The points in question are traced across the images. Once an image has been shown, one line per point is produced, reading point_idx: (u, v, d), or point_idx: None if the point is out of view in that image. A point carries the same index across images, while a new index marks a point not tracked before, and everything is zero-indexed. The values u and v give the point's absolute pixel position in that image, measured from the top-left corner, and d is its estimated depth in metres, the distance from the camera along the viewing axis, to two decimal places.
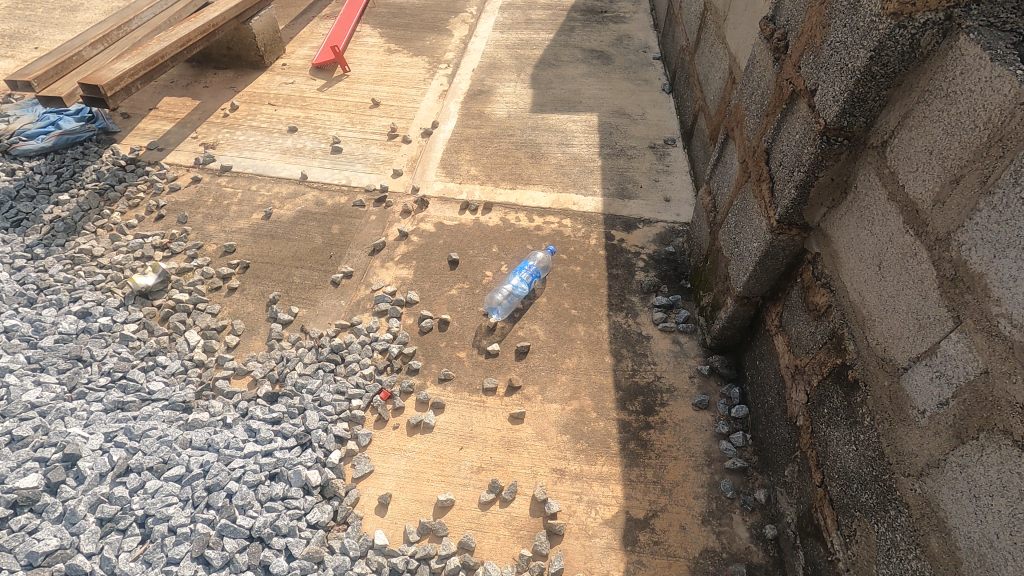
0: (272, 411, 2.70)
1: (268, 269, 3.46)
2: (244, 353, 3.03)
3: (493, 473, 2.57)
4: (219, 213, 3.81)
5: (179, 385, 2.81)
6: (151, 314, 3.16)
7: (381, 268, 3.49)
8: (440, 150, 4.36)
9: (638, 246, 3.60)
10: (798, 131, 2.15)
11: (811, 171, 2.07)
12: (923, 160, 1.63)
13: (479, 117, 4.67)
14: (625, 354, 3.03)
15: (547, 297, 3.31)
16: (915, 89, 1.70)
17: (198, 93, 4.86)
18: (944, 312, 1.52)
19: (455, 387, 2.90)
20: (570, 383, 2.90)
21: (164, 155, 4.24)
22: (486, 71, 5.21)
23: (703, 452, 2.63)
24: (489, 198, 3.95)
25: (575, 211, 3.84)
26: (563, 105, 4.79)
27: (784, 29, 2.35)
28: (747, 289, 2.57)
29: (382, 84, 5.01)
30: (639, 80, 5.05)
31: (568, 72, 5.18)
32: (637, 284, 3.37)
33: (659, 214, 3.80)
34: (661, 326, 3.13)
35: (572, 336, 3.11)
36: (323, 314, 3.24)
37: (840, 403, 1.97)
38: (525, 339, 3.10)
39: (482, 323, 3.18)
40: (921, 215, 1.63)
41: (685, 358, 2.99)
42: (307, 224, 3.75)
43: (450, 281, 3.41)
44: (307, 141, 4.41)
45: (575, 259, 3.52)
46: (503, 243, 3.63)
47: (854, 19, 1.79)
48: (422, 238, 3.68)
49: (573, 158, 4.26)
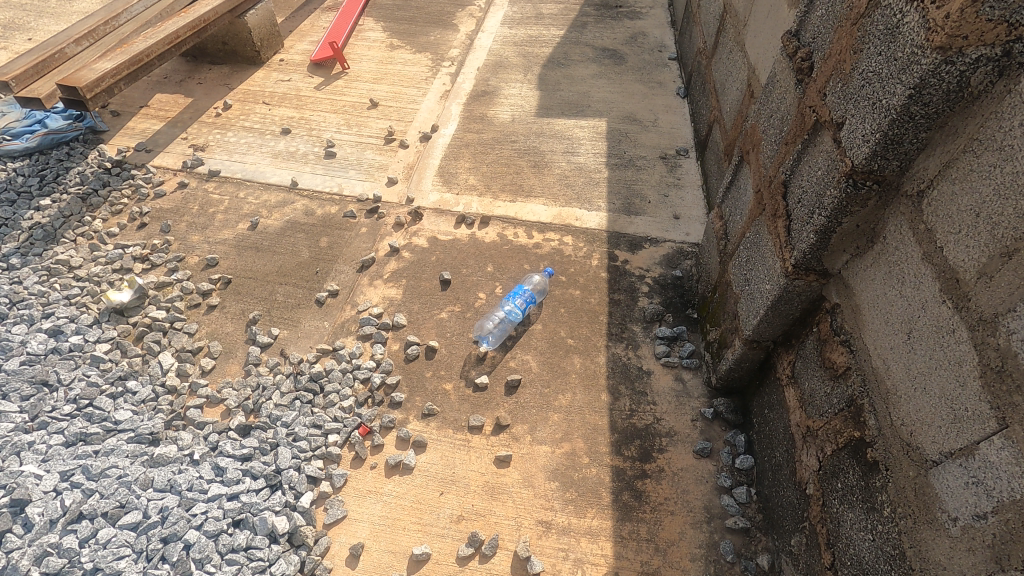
0: (243, 447, 2.54)
1: (251, 285, 3.29)
2: (219, 378, 2.88)
3: (474, 523, 2.39)
4: (204, 221, 3.64)
5: (148, 415, 2.66)
6: (125, 332, 3.01)
7: (369, 286, 3.30)
8: (438, 156, 4.14)
9: (643, 268, 3.36)
10: (821, 168, 1.90)
11: (834, 216, 1.82)
12: (968, 222, 1.39)
13: (481, 121, 4.43)
14: (623, 392, 2.81)
15: (542, 323, 3.10)
16: (963, 134, 1.44)
17: (191, 90, 4.68)
18: (986, 408, 1.29)
19: (439, 423, 2.72)
20: (562, 423, 2.70)
21: (152, 157, 4.08)
22: (492, 70, 4.95)
23: (702, 507, 2.42)
24: (487, 210, 3.73)
25: (578, 227, 3.61)
26: (571, 109, 4.53)
27: (809, 48, 2.08)
28: (757, 333, 2.34)
29: (382, 83, 4.79)
30: (652, 82, 4.76)
31: (578, 72, 4.91)
32: (640, 312, 3.14)
33: (667, 233, 3.55)
34: (664, 360, 2.91)
35: (567, 369, 2.90)
36: (305, 336, 3.06)
37: (856, 481, 1.74)
38: (517, 371, 2.90)
39: (472, 352, 2.98)
40: (962, 287, 1.39)
41: (687, 398, 2.77)
42: (295, 235, 3.57)
43: (441, 303, 3.21)
44: (300, 144, 4.21)
45: (575, 282, 3.30)
46: (499, 262, 3.42)
47: (891, 48, 1.54)
48: (413, 254, 3.48)
49: (578, 168, 4.02)
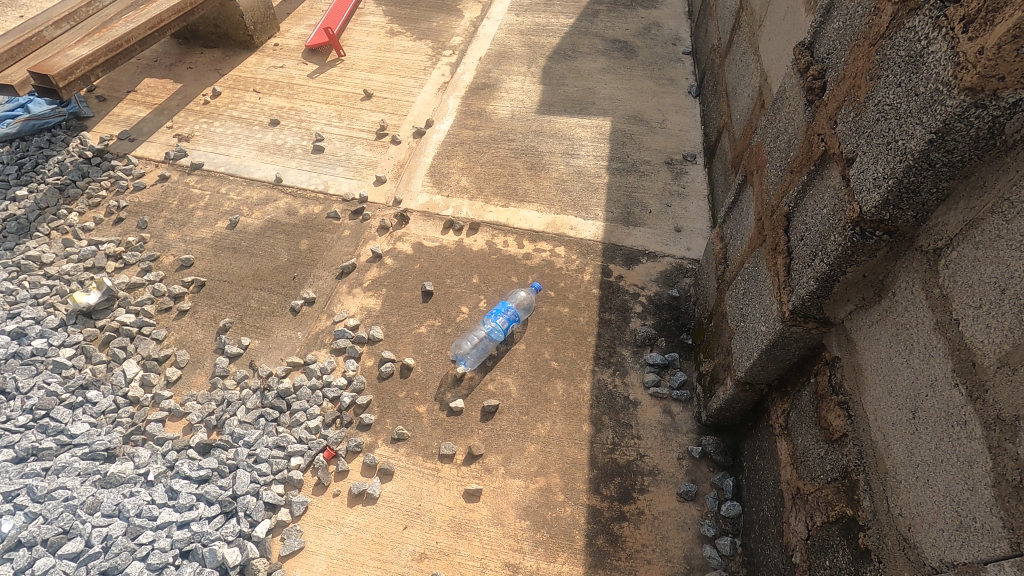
0: (200, 468, 2.42)
1: (224, 289, 3.15)
2: (184, 390, 2.76)
3: (437, 563, 2.25)
4: (182, 218, 3.50)
5: (106, 428, 2.56)
6: (91, 336, 2.90)
7: (347, 294, 3.14)
8: (431, 154, 3.93)
9: (638, 286, 3.16)
10: (827, 207, 1.69)
11: (837, 265, 1.61)
12: (990, 297, 1.18)
13: (478, 116, 4.20)
14: (606, 423, 2.63)
15: (526, 343, 2.92)
16: (991, 190, 1.22)
17: (181, 75, 4.51)
18: (998, 526, 1.10)
19: (408, 449, 2.57)
20: (539, 455, 2.54)
21: (135, 147, 3.93)
22: (494, 61, 4.70)
23: (682, 556, 2.25)
24: (477, 215, 3.53)
25: (572, 237, 3.41)
26: (574, 105, 4.28)
27: (823, 65, 1.85)
28: (751, 375, 2.14)
29: (378, 72, 4.57)
30: (663, 79, 4.48)
31: (584, 66, 4.64)
32: (631, 334, 2.95)
33: (666, 246, 3.34)
34: (652, 390, 2.72)
35: (548, 396, 2.73)
36: (276, 347, 2.92)
37: (845, 563, 1.56)
38: (495, 395, 2.74)
39: (449, 372, 2.81)
40: (979, 373, 1.19)
41: (675, 433, 2.59)
42: (274, 236, 3.41)
43: (421, 316, 3.04)
44: (288, 136, 4.03)
45: (564, 299, 3.10)
46: (485, 273, 3.24)
47: (913, 80, 1.32)
48: (396, 261, 3.31)
49: (577, 172, 3.79)
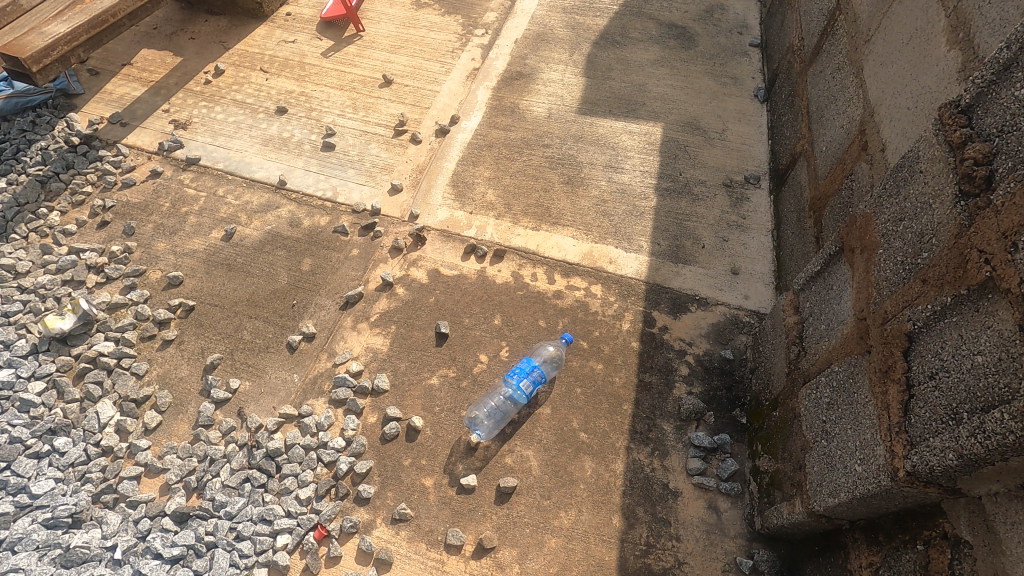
0: (174, 545, 2.15)
1: (215, 315, 2.80)
2: (163, 440, 2.45)
3: None
4: (174, 224, 3.12)
5: (73, 486, 2.28)
6: (65, 367, 2.59)
7: (351, 330, 2.77)
8: (454, 158, 3.46)
9: (685, 342, 2.72)
10: (988, 359, 1.23)
11: (1002, 451, 1.17)
12: None
13: (511, 113, 3.69)
14: (639, 517, 2.27)
15: (551, 407, 2.53)
16: None
17: (182, 46, 4.04)
18: None
19: (410, 533, 2.24)
20: (560, 552, 2.20)
21: (127, 133, 3.52)
22: (532, 45, 4.13)
23: None
24: (502, 239, 3.09)
25: (610, 273, 2.96)
26: (621, 105, 3.74)
27: (992, 146, 1.33)
28: (831, 511, 1.73)
29: (400, 53, 4.04)
30: (726, 77, 3.88)
31: (635, 55, 4.05)
32: (674, 404, 2.54)
33: (720, 293, 2.88)
34: (697, 480, 2.33)
35: (574, 477, 2.37)
36: (268, 393, 2.58)
37: None
38: (513, 471, 2.38)
39: (462, 439, 2.45)
40: None
41: (721, 537, 2.22)
42: (274, 252, 3.02)
43: (433, 364, 2.66)
44: (296, 128, 3.58)
45: (598, 353, 2.69)
46: (509, 313, 2.82)
47: None
48: (409, 291, 2.90)
49: (620, 190, 3.30)
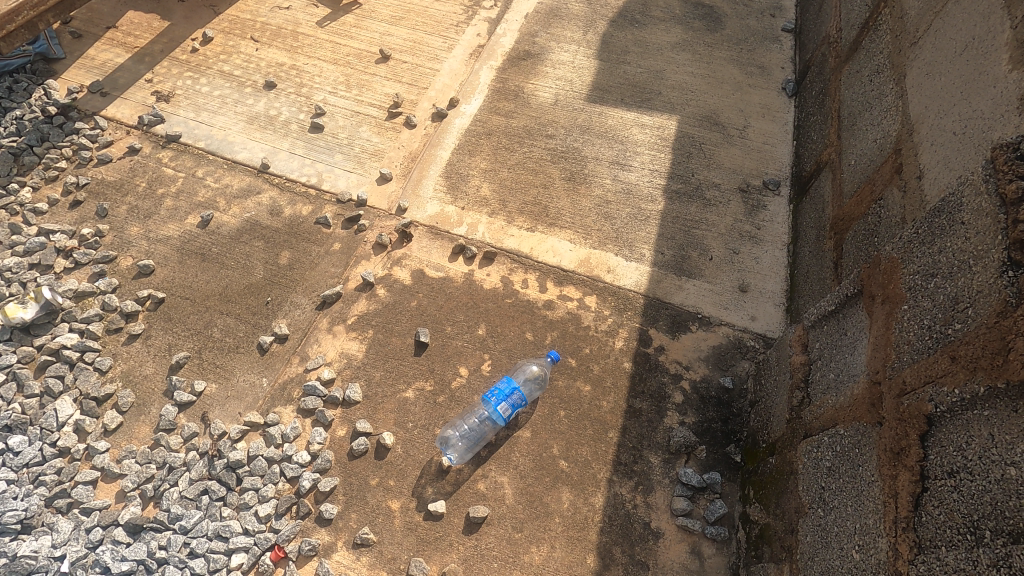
0: (124, 559, 2.05)
1: (185, 309, 2.65)
2: (123, 443, 2.33)
3: None
4: (149, 207, 2.95)
5: (26, 488, 2.19)
6: (26, 359, 2.48)
7: (326, 334, 2.61)
8: (449, 146, 3.22)
9: (681, 365, 2.52)
10: None
11: None
12: None
13: (514, 98, 3.41)
14: (616, 558, 2.12)
15: (532, 430, 2.37)
16: None
17: (170, 9, 3.80)
18: None
19: (372, 559, 2.12)
20: None
21: (106, 104, 3.33)
22: (543, 21, 3.80)
23: None
24: (494, 239, 2.88)
25: (606, 284, 2.75)
26: (635, 94, 3.44)
27: None
28: None
29: (400, 25, 3.75)
30: (752, 66, 3.55)
31: (656, 37, 3.71)
32: (664, 436, 2.35)
33: (725, 312, 2.65)
34: (682, 521, 2.16)
35: (550, 509, 2.21)
36: (235, 397, 2.45)
37: None
38: (485, 499, 2.23)
39: (433, 460, 2.30)
40: None
41: None
42: (251, 243, 2.85)
43: (410, 376, 2.50)
44: (284, 106, 3.35)
45: (586, 373, 2.50)
46: (495, 323, 2.64)
47: None
48: (390, 292, 2.72)
49: (625, 190, 3.04)
